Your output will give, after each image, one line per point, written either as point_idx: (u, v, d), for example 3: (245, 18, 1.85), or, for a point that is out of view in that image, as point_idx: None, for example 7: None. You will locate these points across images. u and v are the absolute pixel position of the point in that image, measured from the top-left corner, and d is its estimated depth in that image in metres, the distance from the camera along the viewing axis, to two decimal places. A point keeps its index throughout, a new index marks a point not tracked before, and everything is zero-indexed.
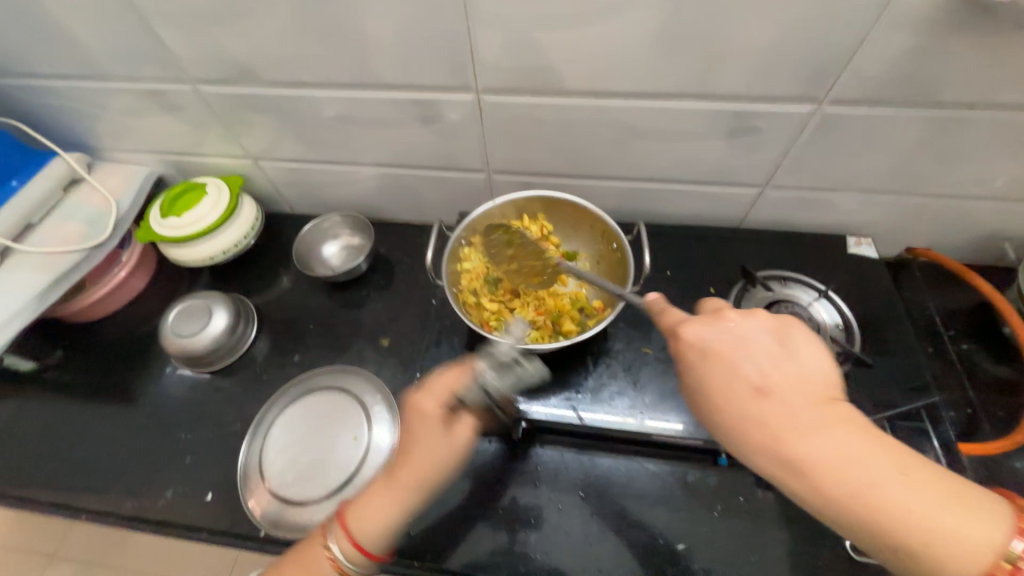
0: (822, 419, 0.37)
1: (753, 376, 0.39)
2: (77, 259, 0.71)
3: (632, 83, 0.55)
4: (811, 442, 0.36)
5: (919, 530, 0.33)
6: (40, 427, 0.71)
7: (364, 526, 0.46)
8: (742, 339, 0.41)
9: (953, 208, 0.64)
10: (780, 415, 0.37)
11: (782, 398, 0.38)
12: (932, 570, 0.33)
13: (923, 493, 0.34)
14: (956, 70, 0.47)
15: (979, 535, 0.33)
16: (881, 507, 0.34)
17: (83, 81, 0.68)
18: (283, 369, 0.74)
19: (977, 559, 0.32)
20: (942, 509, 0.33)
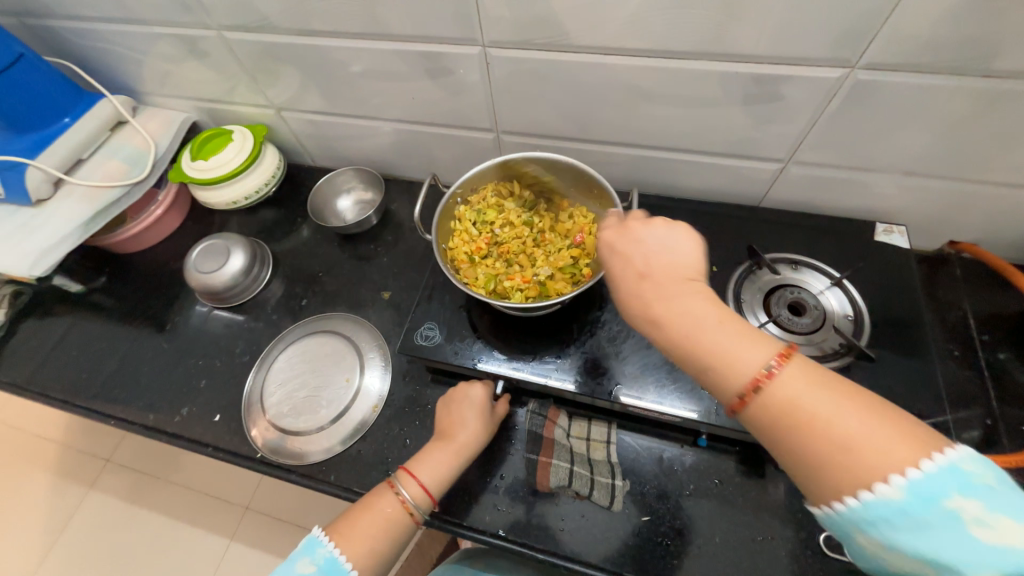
0: (680, 288, 0.39)
1: (643, 266, 0.41)
2: (118, 194, 0.77)
3: (643, 39, 0.51)
4: (693, 326, 0.37)
5: (755, 377, 0.35)
6: (84, 342, 0.80)
7: (428, 471, 0.54)
8: (664, 234, 0.41)
9: (1006, 197, 0.57)
10: (654, 296, 0.39)
11: (658, 284, 0.40)
12: (758, 413, 0.35)
13: (751, 344, 0.36)
14: (1014, 31, 0.41)
15: (795, 383, 0.35)
16: (721, 356, 0.36)
17: (123, 24, 0.72)
18: (291, 311, 0.79)
19: (796, 404, 0.34)
20: (765, 355, 0.36)
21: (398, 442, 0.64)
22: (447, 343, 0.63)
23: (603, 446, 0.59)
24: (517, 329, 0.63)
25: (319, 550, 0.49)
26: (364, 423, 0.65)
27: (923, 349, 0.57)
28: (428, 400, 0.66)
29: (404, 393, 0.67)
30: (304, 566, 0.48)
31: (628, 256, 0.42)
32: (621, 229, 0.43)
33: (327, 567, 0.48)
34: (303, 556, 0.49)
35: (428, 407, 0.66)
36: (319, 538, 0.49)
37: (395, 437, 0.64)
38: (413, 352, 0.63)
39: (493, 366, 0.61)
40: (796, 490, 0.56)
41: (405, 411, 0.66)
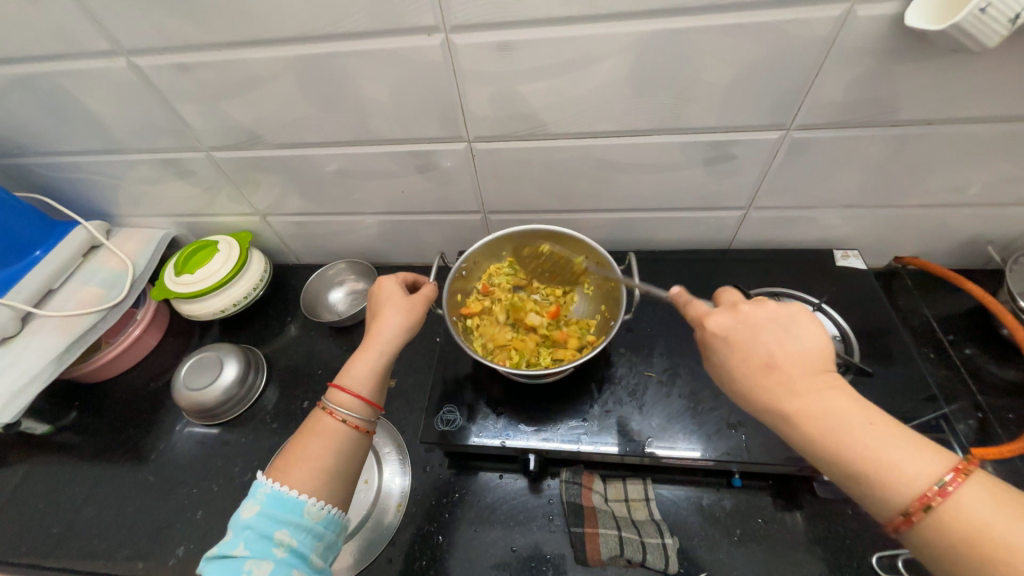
0: (813, 388, 0.40)
1: (766, 354, 0.42)
2: (94, 320, 0.74)
3: (613, 123, 0.59)
4: (842, 434, 0.38)
5: (918, 492, 0.35)
6: (49, 490, 0.71)
7: (357, 379, 0.51)
8: (755, 323, 0.43)
9: (933, 216, 0.67)
10: (782, 384, 0.41)
11: (789, 372, 0.41)
12: (933, 528, 0.34)
13: (911, 454, 0.36)
14: (907, 93, 0.51)
15: (975, 499, 0.34)
16: (871, 459, 0.36)
17: (104, 155, 0.73)
18: (293, 417, 0.75)
19: (980, 529, 0.33)
20: (937, 466, 0.35)
21: (431, 541, 0.60)
22: (470, 424, 0.62)
23: (644, 505, 0.59)
24: (539, 399, 0.63)
25: (261, 491, 0.44)
26: (390, 527, 0.61)
27: (905, 357, 0.62)
28: (456, 489, 0.63)
29: (428, 486, 0.64)
30: (248, 510, 0.43)
31: (757, 339, 0.42)
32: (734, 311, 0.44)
33: (274, 502, 0.43)
34: (247, 499, 0.44)
35: (456, 496, 0.63)
36: (259, 480, 0.44)
37: (426, 537, 0.60)
38: (439, 440, 0.61)
39: (521, 441, 0.60)
40: (834, 515, 0.57)
41: (433, 505, 0.62)
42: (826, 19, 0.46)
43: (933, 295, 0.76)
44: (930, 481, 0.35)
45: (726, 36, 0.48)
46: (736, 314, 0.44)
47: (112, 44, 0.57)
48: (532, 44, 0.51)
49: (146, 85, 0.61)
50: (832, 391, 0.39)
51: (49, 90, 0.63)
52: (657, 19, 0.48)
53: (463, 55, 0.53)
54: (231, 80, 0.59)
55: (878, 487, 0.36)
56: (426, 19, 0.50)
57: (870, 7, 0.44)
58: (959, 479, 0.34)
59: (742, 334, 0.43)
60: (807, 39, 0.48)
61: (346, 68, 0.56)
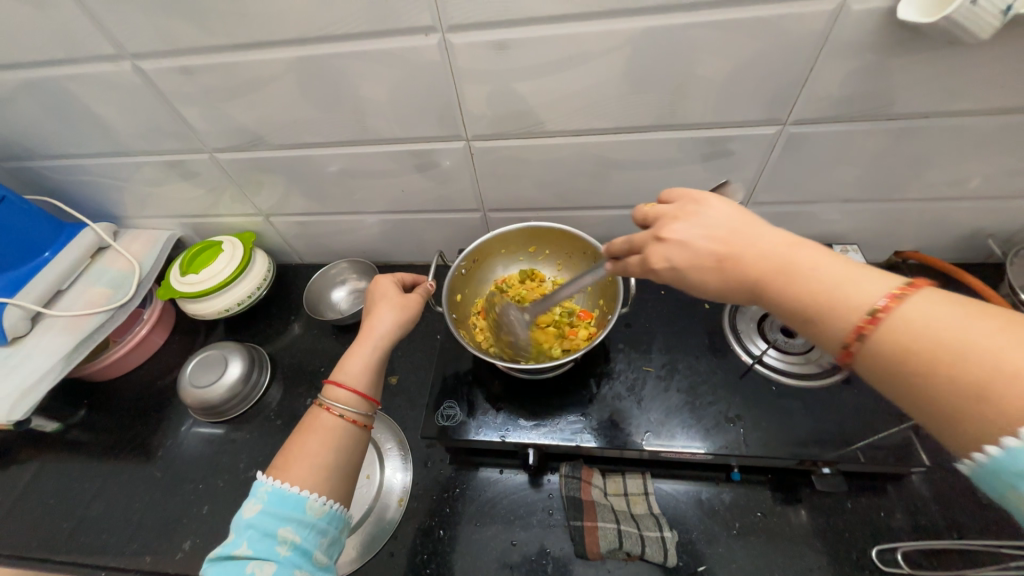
0: (794, 245, 0.37)
1: (704, 237, 0.39)
2: (102, 319, 0.75)
3: (609, 120, 0.59)
4: (813, 274, 0.36)
5: (862, 312, 0.33)
6: (60, 487, 0.73)
7: (352, 374, 0.52)
8: (698, 218, 0.40)
9: (933, 209, 0.67)
10: (735, 260, 0.38)
11: (733, 248, 0.38)
12: (874, 352, 0.33)
13: (863, 278, 0.35)
14: (903, 86, 0.51)
15: (919, 311, 0.32)
16: (826, 291, 0.35)
17: (110, 158, 0.75)
18: (296, 414, 0.76)
19: (922, 335, 0.32)
20: (879, 290, 0.34)
21: (432, 535, 0.61)
22: (471, 420, 0.63)
23: (643, 499, 0.59)
24: (538, 395, 0.64)
25: (262, 490, 0.44)
26: (392, 522, 0.62)
27: None
28: (457, 484, 0.64)
29: (429, 481, 0.65)
30: (250, 510, 0.43)
31: (698, 215, 0.40)
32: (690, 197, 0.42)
33: (275, 500, 0.43)
34: (249, 499, 0.44)
35: (457, 491, 0.64)
36: (260, 479, 0.45)
37: (427, 531, 0.61)
38: (440, 436, 0.62)
39: (521, 436, 0.60)
40: (833, 509, 0.57)
41: (434, 500, 0.63)
42: (819, 13, 0.46)
43: (934, 289, 0.75)
44: (872, 305, 0.33)
45: (720, 31, 0.48)
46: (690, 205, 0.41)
47: (116, 49, 0.58)
48: (527, 43, 0.52)
49: (151, 89, 0.63)
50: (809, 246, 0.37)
51: (57, 94, 0.65)
52: (650, 16, 0.48)
53: (460, 54, 0.54)
54: (233, 82, 0.60)
55: (835, 323, 0.35)
56: (423, 19, 0.51)
57: (863, 2, 0.45)
58: (899, 299, 0.33)
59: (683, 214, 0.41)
60: (800, 33, 0.48)
61: (345, 69, 0.57)
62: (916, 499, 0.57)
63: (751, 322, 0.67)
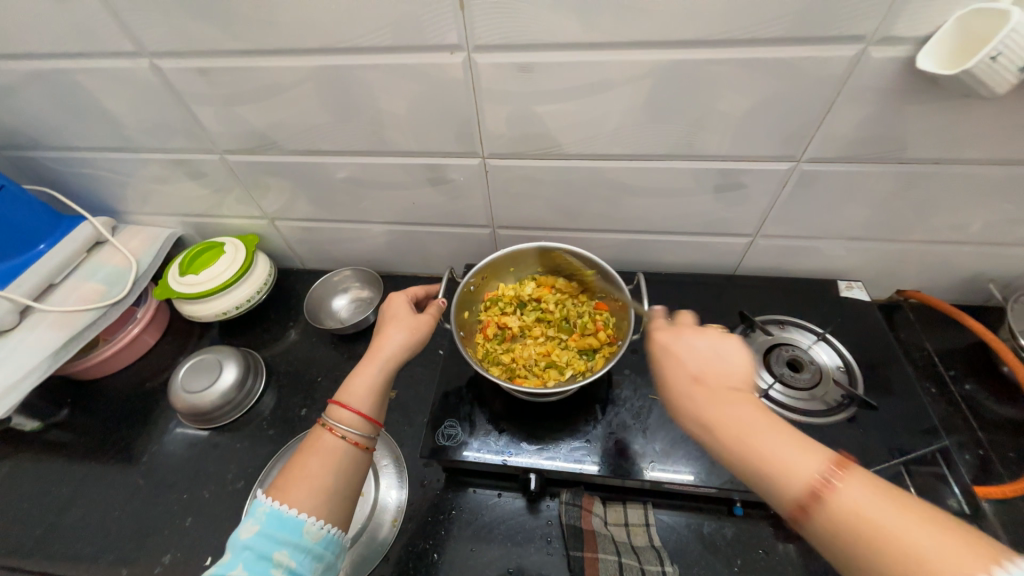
0: (725, 398, 0.43)
1: (693, 369, 0.45)
2: (94, 316, 0.73)
3: (626, 146, 0.60)
4: (725, 410, 0.42)
5: (804, 486, 0.37)
6: (35, 490, 0.70)
7: (357, 395, 0.50)
8: (695, 337, 0.46)
9: (937, 251, 0.68)
10: (707, 398, 0.43)
11: (711, 386, 0.43)
12: (821, 525, 0.36)
13: (803, 454, 0.38)
14: (916, 132, 0.52)
15: (857, 494, 0.35)
16: (771, 460, 0.39)
17: (116, 153, 0.74)
18: (289, 424, 0.74)
19: (860, 516, 0.35)
20: (818, 466, 0.37)
21: (426, 559, 0.59)
22: (472, 440, 0.61)
23: (643, 530, 0.58)
24: (540, 419, 0.63)
25: (260, 510, 0.43)
26: (385, 543, 0.60)
27: (907, 390, 0.63)
28: (453, 506, 0.62)
29: (425, 501, 0.63)
30: (247, 530, 0.42)
31: (685, 352, 0.46)
32: (675, 329, 0.48)
33: (273, 522, 0.42)
34: (246, 518, 0.43)
35: (453, 513, 0.62)
36: (258, 498, 0.43)
37: (421, 554, 0.59)
38: (439, 455, 0.60)
39: (523, 460, 0.59)
40: None
41: (429, 522, 0.61)
42: (840, 58, 0.47)
43: (934, 328, 0.76)
44: (811, 481, 0.37)
45: (742, 68, 0.49)
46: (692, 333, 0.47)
47: (135, 46, 0.57)
48: (551, 67, 0.52)
49: (166, 87, 0.62)
50: (769, 423, 0.41)
51: (68, 86, 0.64)
52: (674, 49, 0.49)
53: (483, 74, 0.54)
54: (252, 86, 0.60)
55: (778, 490, 0.38)
56: (449, 37, 0.51)
57: (882, 50, 0.46)
58: (843, 479, 0.36)
59: (674, 344, 0.47)
60: (820, 76, 0.49)
61: (367, 81, 0.57)
62: None
63: (757, 354, 0.68)
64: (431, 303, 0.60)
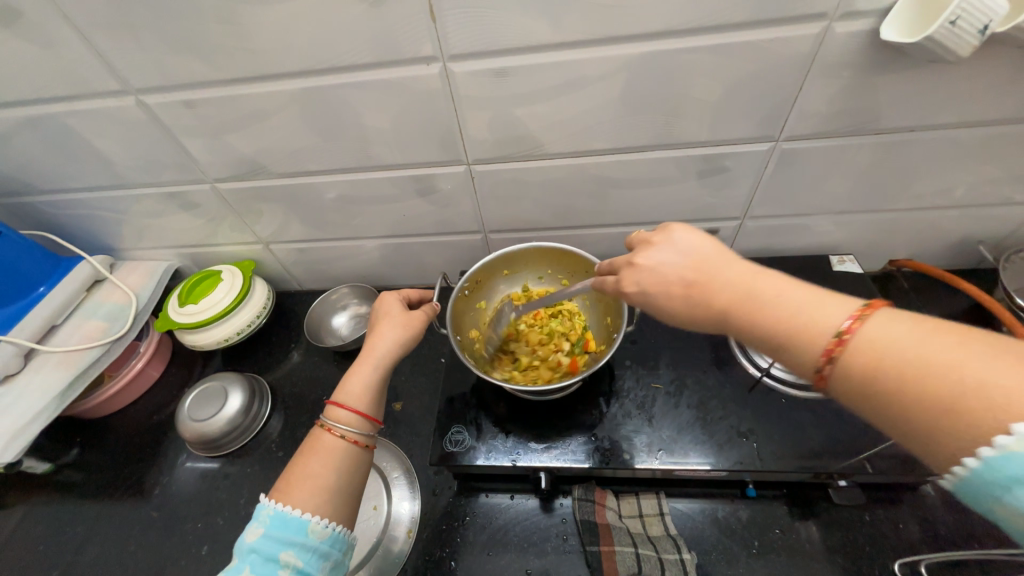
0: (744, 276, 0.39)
1: (684, 274, 0.42)
2: (98, 354, 0.74)
3: (607, 141, 0.61)
4: (735, 285, 0.39)
5: (828, 334, 0.34)
6: (50, 531, 0.70)
7: (354, 394, 0.51)
8: (658, 254, 0.43)
9: (925, 218, 0.68)
10: (708, 301, 0.40)
11: (705, 277, 0.41)
12: (848, 374, 0.33)
13: (829, 303, 0.35)
14: (890, 101, 0.53)
15: (882, 332, 0.32)
16: (792, 318, 0.36)
17: (109, 191, 0.75)
18: (298, 445, 0.74)
19: (893, 354, 0.31)
20: (839, 312, 0.34)
21: (443, 568, 0.59)
22: (480, 444, 0.61)
23: (658, 520, 0.58)
24: (544, 416, 0.63)
25: (264, 513, 0.43)
26: (402, 555, 0.60)
27: None
28: (467, 512, 0.62)
29: (439, 510, 0.63)
30: (252, 533, 0.42)
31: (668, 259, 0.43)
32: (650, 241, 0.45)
33: (277, 523, 0.42)
34: (251, 522, 0.43)
35: (467, 519, 0.62)
36: (262, 502, 0.44)
37: (439, 563, 0.59)
38: (449, 462, 0.60)
39: (532, 460, 0.59)
40: (851, 524, 0.57)
41: (444, 529, 0.61)
42: (805, 36, 0.48)
43: (930, 295, 0.77)
44: (837, 327, 0.33)
45: (712, 54, 0.50)
46: (649, 249, 0.44)
47: (120, 84, 0.59)
48: (526, 70, 0.53)
49: (151, 122, 0.63)
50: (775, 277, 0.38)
51: (57, 129, 0.65)
52: (644, 42, 0.50)
53: (461, 82, 0.55)
54: (236, 114, 0.61)
55: (805, 352, 0.35)
56: (424, 49, 0.52)
57: (847, 24, 0.47)
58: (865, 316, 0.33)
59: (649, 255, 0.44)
60: (789, 54, 0.50)
61: (348, 99, 0.58)
62: (932, 509, 0.56)
63: None
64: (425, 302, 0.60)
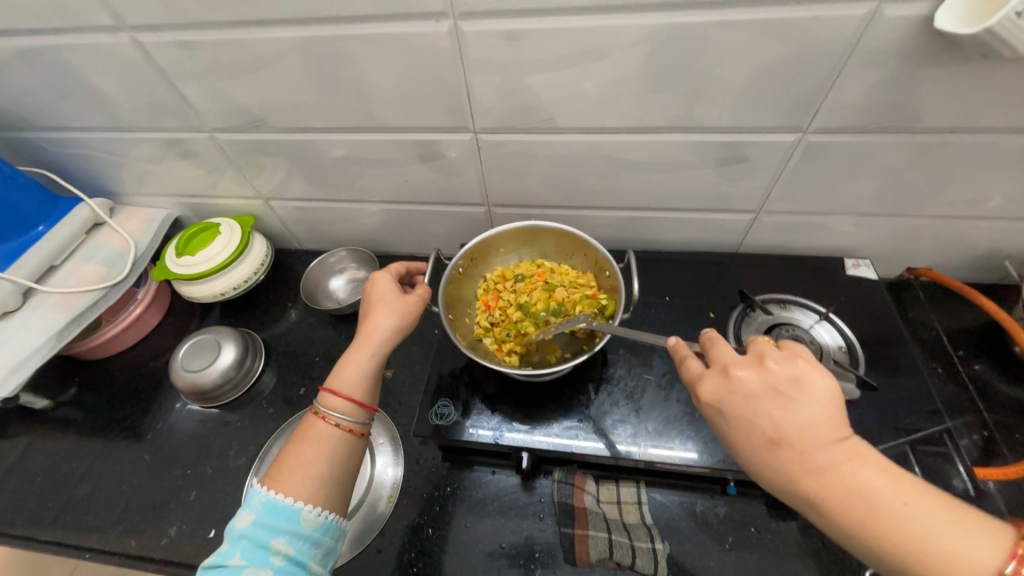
0: (839, 465, 0.35)
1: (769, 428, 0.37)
2: (95, 298, 0.74)
3: (623, 119, 0.57)
4: (819, 473, 0.36)
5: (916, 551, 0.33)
6: (48, 464, 0.72)
7: (349, 383, 0.50)
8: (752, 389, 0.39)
9: (953, 227, 0.65)
10: (796, 463, 0.36)
11: (796, 446, 0.36)
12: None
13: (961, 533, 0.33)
14: (933, 98, 0.49)
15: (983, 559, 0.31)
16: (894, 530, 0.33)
17: (107, 133, 0.73)
18: (288, 402, 0.75)
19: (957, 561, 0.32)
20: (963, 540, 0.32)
21: (421, 534, 0.60)
22: (465, 420, 0.61)
23: (635, 509, 0.58)
24: (532, 399, 0.63)
25: (256, 499, 0.44)
26: (380, 518, 0.61)
27: (913, 372, 0.61)
28: (448, 484, 0.63)
29: (421, 479, 0.64)
30: (244, 519, 0.43)
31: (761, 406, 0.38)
32: (759, 367, 0.39)
33: (269, 511, 0.43)
34: (243, 508, 0.44)
35: (448, 491, 0.63)
36: (255, 488, 0.44)
37: (417, 530, 0.60)
38: (434, 434, 0.60)
39: (516, 439, 0.59)
40: None
41: (424, 498, 0.62)
42: (851, 18, 0.44)
43: (943, 308, 0.74)
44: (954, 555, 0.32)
45: (747, 31, 0.46)
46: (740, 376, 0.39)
47: (115, 20, 0.56)
48: (542, 35, 0.50)
49: (148, 62, 0.60)
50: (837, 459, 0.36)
51: (52, 64, 0.62)
52: (672, 13, 0.46)
53: (471, 43, 0.52)
54: (235, 60, 0.58)
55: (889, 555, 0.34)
56: (434, 4, 0.48)
57: (898, 8, 0.42)
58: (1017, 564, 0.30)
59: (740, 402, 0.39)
60: (830, 37, 0.45)
61: (352, 53, 0.55)
62: None
63: (754, 334, 0.66)
64: (420, 285, 0.58)
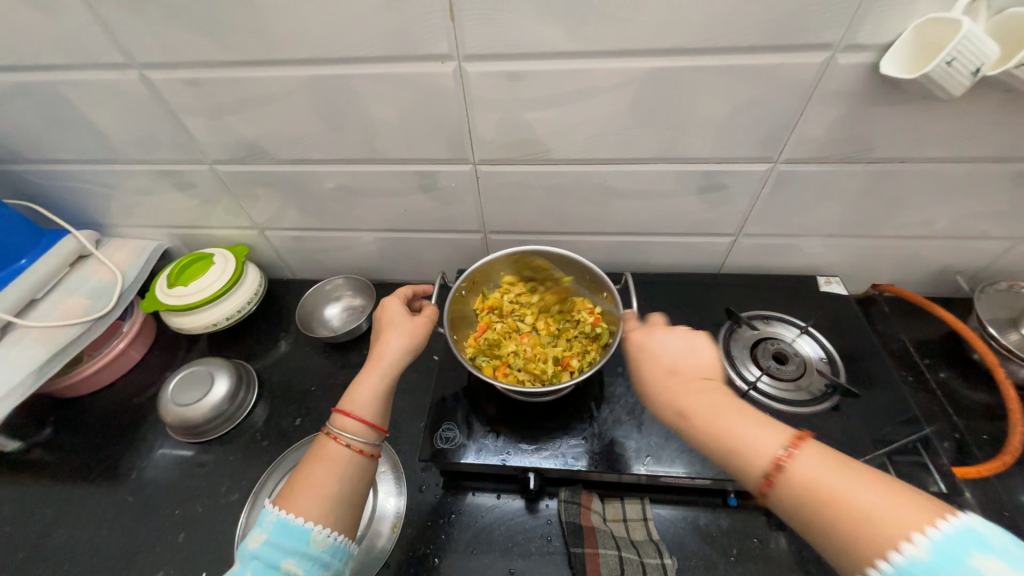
0: (752, 420, 0.41)
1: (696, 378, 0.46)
2: (77, 332, 0.72)
3: (613, 151, 0.62)
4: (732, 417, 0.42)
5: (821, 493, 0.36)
6: (17, 511, 0.67)
7: (361, 403, 0.50)
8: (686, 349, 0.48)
9: (910, 247, 0.71)
10: (712, 407, 0.43)
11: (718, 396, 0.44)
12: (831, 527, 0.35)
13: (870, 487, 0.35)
14: (884, 133, 0.56)
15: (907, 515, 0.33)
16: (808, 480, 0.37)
17: (101, 165, 0.73)
18: (283, 435, 0.73)
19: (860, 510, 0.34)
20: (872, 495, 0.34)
21: (426, 564, 0.58)
22: (470, 443, 0.62)
23: (642, 525, 0.59)
24: (536, 419, 0.63)
25: (267, 519, 0.42)
26: (383, 551, 0.59)
27: (888, 381, 0.65)
28: (452, 510, 0.62)
29: (425, 507, 0.63)
30: (254, 539, 0.42)
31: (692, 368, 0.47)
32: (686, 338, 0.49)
33: (280, 531, 0.42)
34: (254, 527, 0.43)
35: (452, 517, 0.62)
36: (266, 507, 0.43)
37: (422, 561, 0.59)
38: (439, 459, 0.60)
39: (522, 460, 0.60)
40: None
41: (429, 526, 0.61)
42: (810, 64, 0.50)
43: (908, 319, 0.80)
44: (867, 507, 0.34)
45: (723, 75, 0.52)
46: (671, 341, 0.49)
47: (124, 57, 0.58)
48: (540, 75, 0.54)
49: (153, 97, 0.62)
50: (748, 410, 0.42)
51: (53, 98, 0.63)
52: (656, 58, 0.51)
53: (473, 82, 0.56)
54: (243, 96, 0.60)
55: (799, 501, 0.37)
56: (440, 47, 0.53)
57: (849, 56, 0.49)
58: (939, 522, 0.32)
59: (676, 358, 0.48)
60: (794, 80, 0.52)
61: (359, 91, 0.58)
62: None
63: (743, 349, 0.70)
64: (428, 307, 0.59)
